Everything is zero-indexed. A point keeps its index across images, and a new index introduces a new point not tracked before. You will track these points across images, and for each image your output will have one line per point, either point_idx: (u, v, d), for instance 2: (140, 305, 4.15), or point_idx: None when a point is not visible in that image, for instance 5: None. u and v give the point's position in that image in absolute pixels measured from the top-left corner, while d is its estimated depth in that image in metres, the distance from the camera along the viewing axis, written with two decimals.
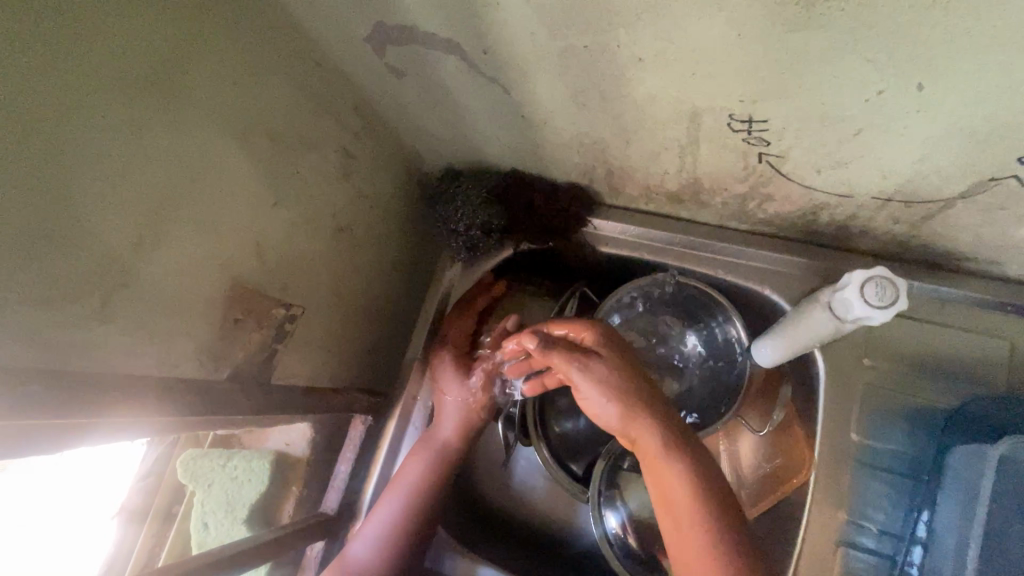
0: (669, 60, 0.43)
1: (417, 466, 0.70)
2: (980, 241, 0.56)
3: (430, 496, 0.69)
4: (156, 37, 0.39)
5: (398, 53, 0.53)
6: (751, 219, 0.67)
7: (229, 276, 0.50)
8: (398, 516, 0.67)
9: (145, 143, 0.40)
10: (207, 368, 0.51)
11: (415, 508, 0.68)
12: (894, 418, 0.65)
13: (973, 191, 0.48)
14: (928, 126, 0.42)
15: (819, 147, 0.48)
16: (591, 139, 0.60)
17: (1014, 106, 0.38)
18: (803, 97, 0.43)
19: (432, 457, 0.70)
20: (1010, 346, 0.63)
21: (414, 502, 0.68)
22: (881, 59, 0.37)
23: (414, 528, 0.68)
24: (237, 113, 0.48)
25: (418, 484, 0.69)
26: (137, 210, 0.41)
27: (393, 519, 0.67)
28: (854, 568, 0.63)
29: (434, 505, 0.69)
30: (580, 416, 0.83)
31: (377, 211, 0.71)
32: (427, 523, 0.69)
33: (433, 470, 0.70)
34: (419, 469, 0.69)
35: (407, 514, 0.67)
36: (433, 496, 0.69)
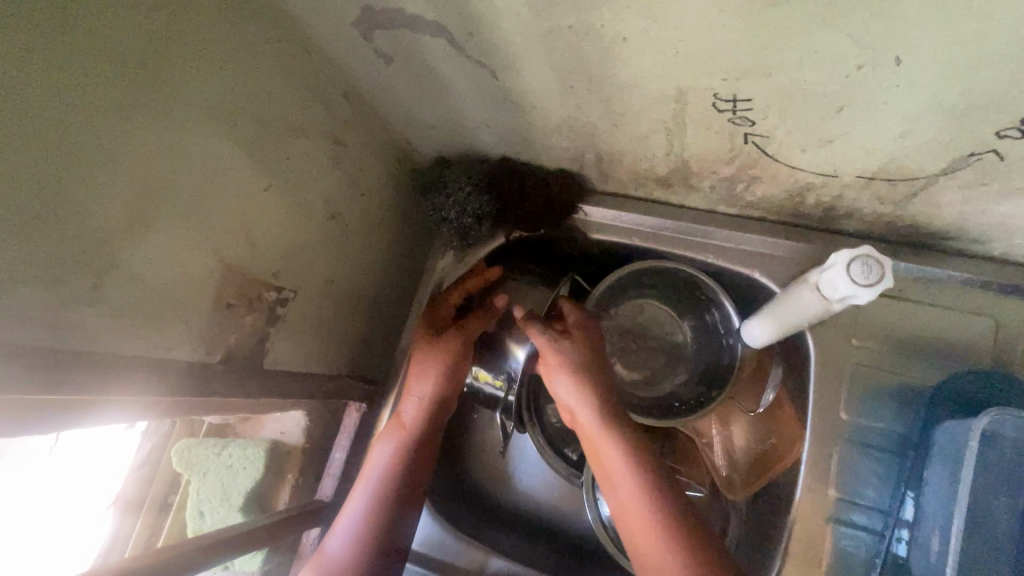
0: (652, 39, 0.44)
1: (388, 447, 0.69)
2: (963, 219, 0.57)
3: (404, 475, 0.67)
4: (145, 20, 0.39)
5: (386, 38, 0.54)
6: (739, 202, 0.67)
7: (221, 260, 0.51)
8: (373, 498, 0.65)
9: (135, 128, 0.40)
10: (201, 352, 0.51)
11: (387, 490, 0.66)
12: (882, 397, 0.65)
13: (954, 167, 0.49)
14: (908, 101, 0.43)
15: (802, 125, 0.49)
16: (579, 123, 0.60)
17: (989, 79, 0.39)
18: (785, 74, 0.43)
19: (403, 438, 0.69)
20: (994, 324, 0.64)
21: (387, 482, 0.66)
22: (859, 33, 0.38)
23: (394, 510, 0.66)
24: (226, 98, 0.48)
25: (388, 466, 0.67)
26: (127, 193, 0.41)
27: (371, 502, 0.65)
28: (843, 544, 0.64)
29: (409, 488, 0.67)
30: None
31: (368, 200, 0.72)
32: (407, 504, 0.67)
33: (405, 449, 0.68)
34: (388, 451, 0.68)
35: (380, 498, 0.65)
36: (407, 474, 0.68)
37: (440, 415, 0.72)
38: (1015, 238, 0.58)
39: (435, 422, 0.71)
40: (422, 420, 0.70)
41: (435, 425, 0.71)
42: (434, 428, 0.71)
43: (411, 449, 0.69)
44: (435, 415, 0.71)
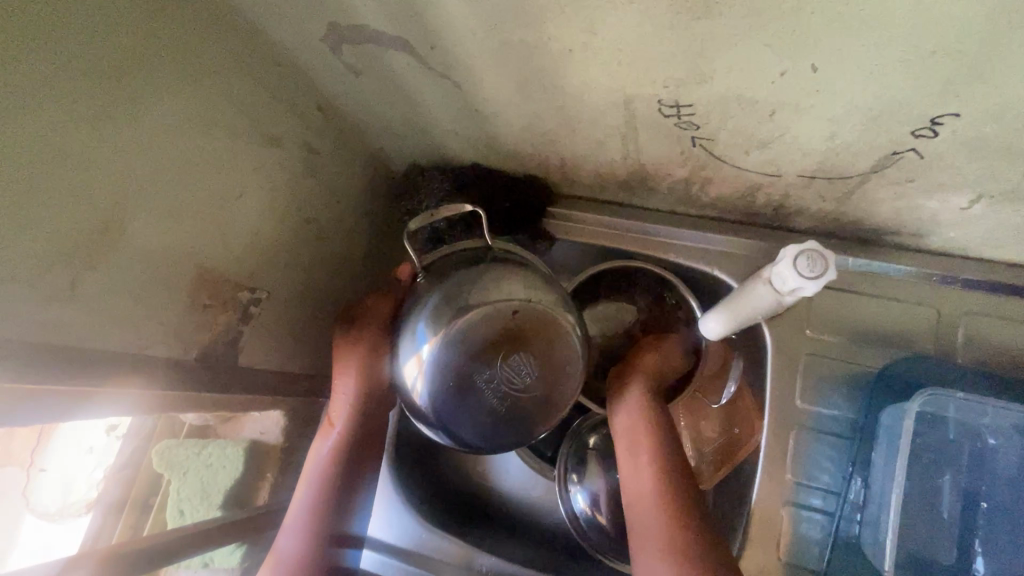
0: (595, 50, 0.47)
1: (324, 447, 0.67)
2: (899, 214, 0.61)
3: (342, 468, 0.67)
4: (120, 37, 0.43)
5: (353, 51, 0.57)
6: (696, 202, 0.71)
7: (196, 263, 0.53)
8: (317, 496, 0.65)
9: (110, 139, 0.43)
10: (177, 351, 0.53)
11: (328, 488, 0.65)
12: (835, 386, 0.69)
13: (881, 165, 0.53)
14: (829, 105, 0.46)
15: (740, 129, 0.53)
16: (540, 130, 0.64)
17: (895, 84, 0.43)
18: (717, 81, 0.47)
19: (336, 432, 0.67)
20: (937, 314, 0.67)
21: (327, 479, 0.66)
22: (774, 44, 0.42)
23: (335, 509, 0.65)
24: (200, 109, 0.51)
25: (327, 463, 0.66)
26: (102, 199, 0.43)
27: (312, 502, 0.64)
28: (802, 527, 0.67)
29: (348, 483, 0.67)
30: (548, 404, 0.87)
31: (344, 205, 0.75)
32: (349, 497, 0.67)
33: (342, 446, 0.67)
34: (325, 450, 0.67)
35: (320, 494, 0.65)
36: (348, 468, 0.67)
37: (375, 401, 0.68)
38: (949, 231, 0.62)
39: (369, 411, 0.68)
40: (356, 412, 0.67)
41: (371, 412, 0.68)
42: (372, 419, 0.69)
43: (349, 442, 0.68)
44: (366, 403, 0.67)
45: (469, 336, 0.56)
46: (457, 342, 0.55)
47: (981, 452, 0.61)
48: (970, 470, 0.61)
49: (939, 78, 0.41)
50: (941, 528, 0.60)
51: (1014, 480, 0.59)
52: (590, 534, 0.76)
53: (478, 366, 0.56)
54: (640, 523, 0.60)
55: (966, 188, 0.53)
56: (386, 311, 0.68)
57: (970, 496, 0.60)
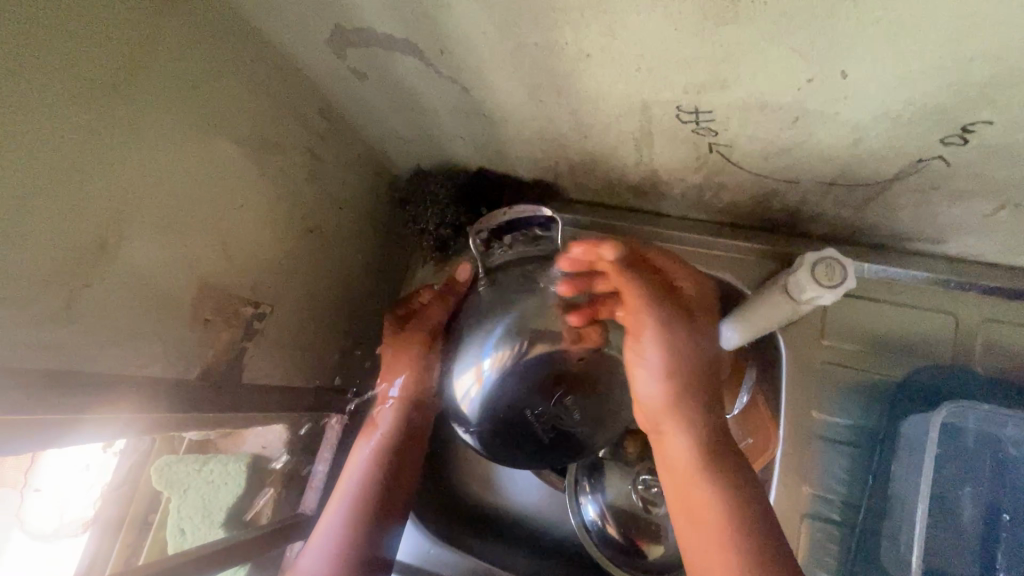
0: (613, 54, 0.45)
1: (364, 453, 0.69)
2: (919, 220, 0.59)
3: (382, 477, 0.68)
4: (114, 43, 0.40)
5: (358, 55, 0.55)
6: (709, 208, 0.69)
7: (197, 276, 0.51)
8: (353, 506, 0.66)
9: (106, 151, 0.41)
10: (177, 369, 0.51)
11: (365, 499, 0.66)
12: (852, 395, 0.68)
13: (905, 172, 0.51)
14: (857, 111, 0.45)
15: (761, 135, 0.51)
16: (551, 135, 0.62)
17: (928, 91, 0.41)
18: (741, 87, 0.45)
19: (381, 436, 0.70)
20: (954, 320, 0.66)
21: (366, 487, 0.67)
22: (803, 49, 0.40)
23: (378, 518, 0.67)
24: (200, 118, 0.48)
25: (367, 470, 0.68)
26: (98, 215, 0.41)
27: (352, 509, 0.66)
28: (821, 540, 0.65)
29: (392, 489, 0.69)
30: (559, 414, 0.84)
31: (347, 213, 0.73)
32: (386, 509, 0.68)
33: (387, 446, 0.70)
34: (365, 454, 0.69)
35: (363, 502, 0.66)
36: (387, 476, 0.69)
37: (417, 409, 0.72)
38: (969, 238, 0.60)
39: (411, 413, 0.72)
40: (399, 419, 0.71)
41: (411, 420, 0.72)
42: (416, 428, 0.72)
43: (391, 449, 0.70)
44: (411, 409, 0.72)
45: (536, 369, 0.59)
46: (522, 376, 0.59)
47: (1002, 462, 0.59)
48: (991, 481, 0.59)
49: (974, 84, 0.39)
50: (963, 540, 0.59)
51: None
52: (602, 546, 0.74)
53: (536, 389, 0.60)
54: (682, 498, 0.55)
55: (991, 196, 0.52)
56: (439, 314, 0.70)
57: (992, 508, 0.59)
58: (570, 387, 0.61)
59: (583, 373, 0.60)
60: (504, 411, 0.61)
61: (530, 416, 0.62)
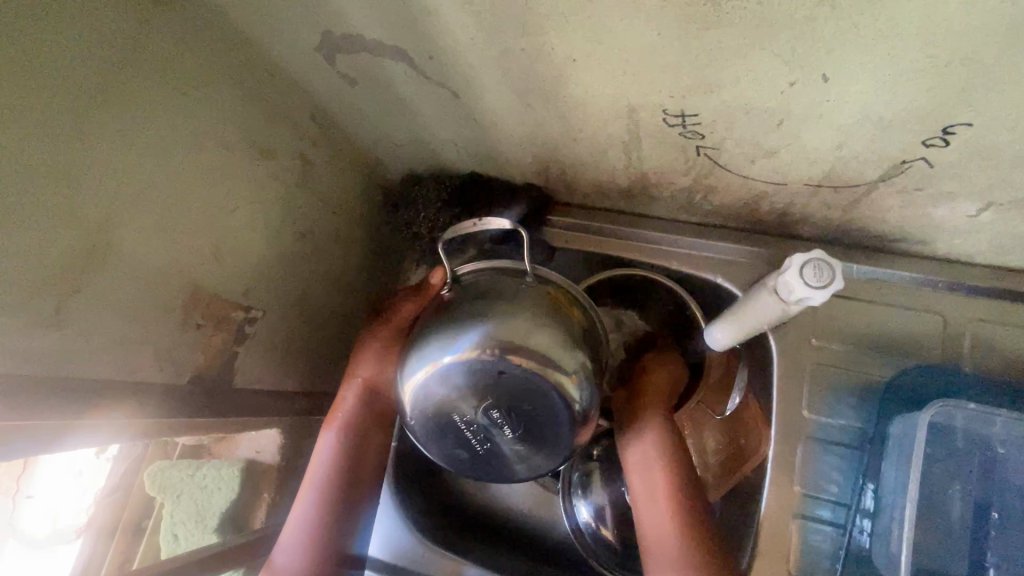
0: (598, 59, 0.46)
1: (330, 443, 0.66)
2: (906, 222, 0.60)
3: (345, 466, 0.65)
4: (102, 50, 0.41)
5: (348, 61, 0.55)
6: (699, 211, 0.70)
7: (188, 281, 0.51)
8: (320, 494, 0.64)
9: (95, 158, 0.41)
10: (169, 374, 0.51)
11: (331, 488, 0.64)
12: (842, 395, 0.68)
13: (889, 174, 0.52)
14: (839, 115, 0.46)
15: (747, 138, 0.52)
16: (541, 140, 0.62)
17: (908, 94, 0.42)
18: (725, 91, 0.46)
19: (341, 424, 0.66)
20: (943, 320, 0.67)
21: (333, 476, 0.64)
22: (783, 53, 0.40)
23: (348, 510, 0.64)
24: (190, 125, 0.49)
25: (333, 456, 0.65)
26: (87, 222, 0.42)
27: (321, 501, 0.63)
28: (811, 540, 0.66)
29: (360, 478, 0.66)
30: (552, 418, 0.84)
31: (340, 218, 0.73)
32: (353, 497, 0.65)
33: (350, 434, 0.66)
34: (331, 443, 0.66)
35: (332, 492, 0.64)
36: (351, 467, 0.65)
37: (375, 396, 0.68)
38: (955, 239, 0.61)
39: (376, 401, 0.68)
40: (357, 408, 0.67)
41: (370, 409, 0.68)
42: (371, 423, 0.68)
43: (352, 436, 0.66)
44: (369, 397, 0.68)
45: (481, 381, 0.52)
46: (467, 383, 0.52)
47: (991, 461, 0.60)
48: (981, 480, 0.60)
49: (953, 87, 0.40)
50: (953, 539, 0.59)
51: None
52: (594, 547, 0.75)
53: (492, 396, 0.53)
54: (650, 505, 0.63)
55: (975, 197, 0.53)
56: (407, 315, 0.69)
57: (982, 507, 0.59)
58: (507, 409, 0.53)
59: (527, 395, 0.53)
60: (436, 414, 0.55)
61: (460, 423, 0.55)
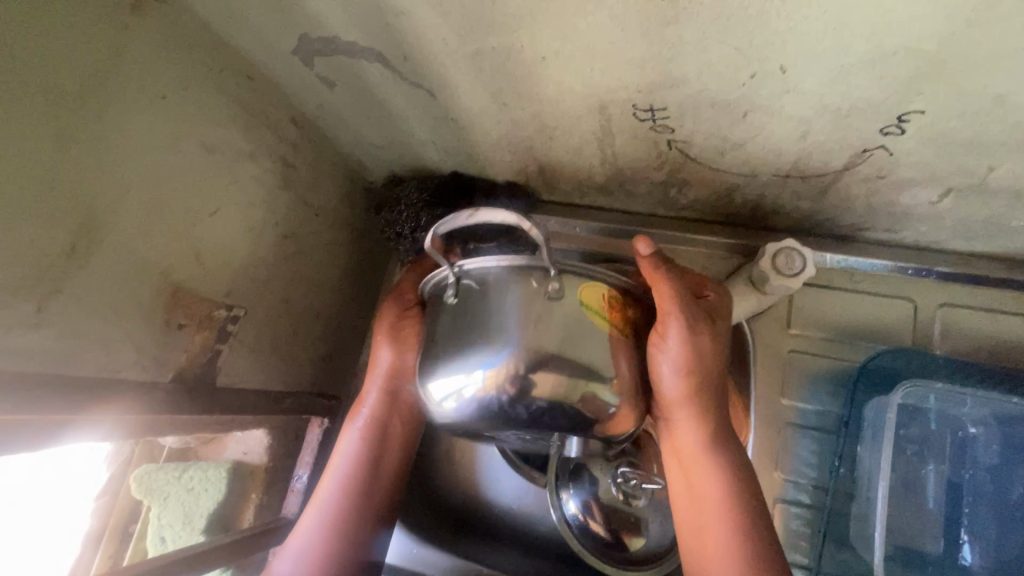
0: (567, 56, 0.48)
1: (348, 444, 0.68)
2: (873, 210, 0.62)
3: (369, 458, 0.68)
4: (79, 55, 0.42)
5: (326, 63, 0.57)
6: (675, 205, 0.72)
7: (170, 281, 0.52)
8: (343, 486, 0.66)
9: (75, 160, 0.42)
10: (152, 373, 0.52)
11: (354, 480, 0.66)
12: (819, 382, 0.70)
13: (852, 162, 0.54)
14: (798, 106, 0.47)
15: (715, 131, 0.53)
16: (518, 138, 0.64)
17: (862, 83, 0.43)
18: (689, 85, 0.47)
19: (365, 420, 0.69)
20: (914, 306, 0.69)
21: (356, 466, 0.67)
22: (741, 46, 0.42)
23: (360, 516, 0.66)
24: (170, 129, 0.50)
25: (357, 446, 0.68)
26: (68, 221, 0.42)
27: (336, 503, 0.65)
28: (794, 526, 0.67)
29: (374, 483, 0.68)
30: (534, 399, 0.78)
31: (323, 220, 0.74)
32: (375, 487, 0.68)
33: (367, 437, 0.68)
34: (352, 443, 0.68)
35: (345, 497, 0.66)
36: (373, 459, 0.68)
37: (399, 390, 0.71)
38: (921, 226, 0.63)
39: (396, 401, 0.70)
40: (381, 402, 0.69)
41: (393, 404, 0.70)
42: (389, 419, 0.70)
43: (377, 429, 0.69)
44: (393, 393, 0.70)
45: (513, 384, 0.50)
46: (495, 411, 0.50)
47: (963, 441, 0.62)
48: (953, 460, 0.62)
49: (903, 76, 0.42)
50: (928, 517, 0.61)
51: (995, 467, 0.61)
52: (584, 539, 0.76)
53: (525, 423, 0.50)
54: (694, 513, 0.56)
55: (934, 183, 0.54)
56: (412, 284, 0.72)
57: (954, 486, 0.61)
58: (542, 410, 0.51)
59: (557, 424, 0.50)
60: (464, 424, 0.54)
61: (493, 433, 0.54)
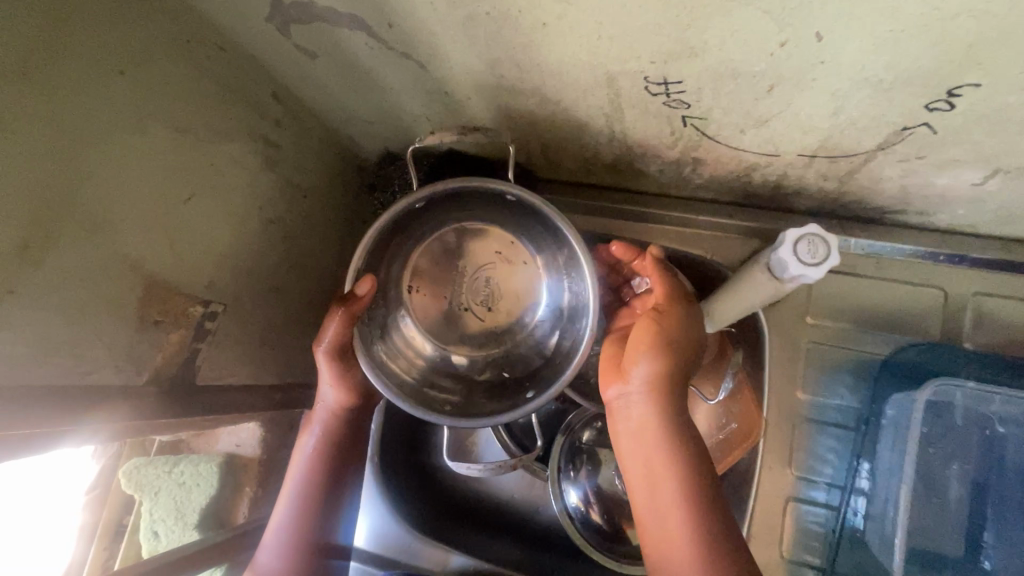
0: (571, 23, 0.42)
1: (302, 456, 0.66)
2: (905, 193, 0.57)
3: (327, 473, 0.66)
4: (18, 25, 0.37)
5: (304, 32, 0.51)
6: (689, 185, 0.66)
7: (142, 276, 0.48)
8: (298, 495, 0.65)
9: (23, 147, 0.38)
10: (127, 374, 0.49)
11: (310, 495, 0.65)
12: (838, 374, 0.66)
13: (889, 141, 0.48)
14: (834, 78, 0.42)
15: (737, 106, 0.48)
16: (519, 113, 0.59)
17: (909, 51, 0.38)
18: (709, 54, 0.42)
19: (319, 436, 0.67)
20: (943, 294, 0.64)
21: (313, 485, 0.65)
22: (771, 10, 0.36)
23: (322, 517, 0.66)
24: (134, 107, 0.45)
25: (309, 467, 0.66)
26: (18, 217, 0.38)
27: (297, 507, 0.64)
28: (806, 522, 0.65)
29: (331, 490, 0.67)
30: (445, 334, 0.71)
31: (312, 202, 0.70)
32: (334, 504, 0.67)
33: (322, 448, 0.66)
34: (307, 451, 0.66)
35: (305, 504, 0.65)
36: (330, 472, 0.67)
37: (353, 412, 0.68)
38: (959, 209, 0.58)
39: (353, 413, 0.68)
40: (335, 423, 0.67)
41: (350, 424, 0.68)
42: (346, 431, 0.68)
43: (330, 451, 0.67)
44: (349, 414, 0.68)
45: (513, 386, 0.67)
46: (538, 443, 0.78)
47: (990, 439, 0.58)
48: (980, 458, 0.58)
49: (960, 43, 0.36)
50: (951, 520, 0.58)
51: None
52: (585, 532, 0.73)
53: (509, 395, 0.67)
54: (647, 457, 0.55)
55: (979, 164, 0.49)
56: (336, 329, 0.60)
57: (979, 487, 0.58)
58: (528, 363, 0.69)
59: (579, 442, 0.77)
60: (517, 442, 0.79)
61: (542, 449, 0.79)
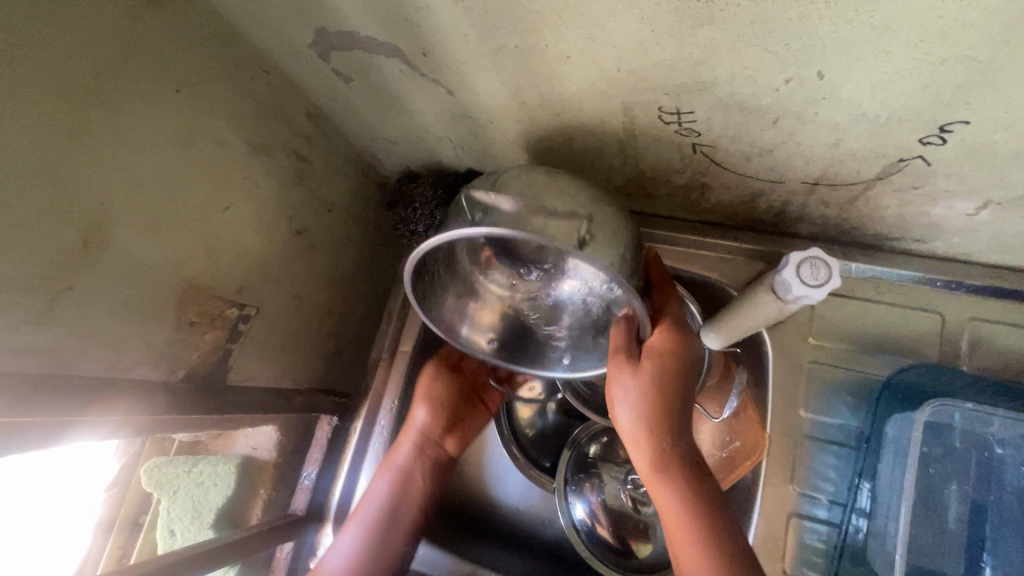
0: (593, 56, 0.46)
1: (383, 480, 0.71)
2: (903, 221, 0.60)
3: (401, 495, 0.70)
4: (91, 45, 0.41)
5: (341, 58, 0.55)
6: (698, 208, 0.69)
7: (182, 279, 0.51)
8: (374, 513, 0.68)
9: (86, 153, 0.42)
10: (162, 371, 0.52)
11: (383, 517, 0.68)
12: (839, 394, 0.68)
13: (887, 172, 0.51)
14: (834, 114, 0.45)
15: (742, 135, 0.51)
16: (538, 138, 0.62)
17: (902, 91, 0.41)
18: (719, 88, 0.45)
19: (404, 460, 0.72)
20: (942, 319, 0.66)
21: (383, 513, 0.68)
22: (776, 50, 0.40)
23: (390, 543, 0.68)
24: (182, 120, 0.49)
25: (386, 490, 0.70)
26: (75, 218, 0.42)
27: (368, 525, 0.68)
28: (805, 539, 0.65)
29: (406, 517, 0.70)
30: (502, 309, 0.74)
31: (337, 215, 0.73)
32: (404, 531, 0.69)
33: (406, 470, 0.71)
34: (388, 479, 0.71)
35: (377, 522, 0.68)
36: (405, 498, 0.70)
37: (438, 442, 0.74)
38: (955, 237, 0.60)
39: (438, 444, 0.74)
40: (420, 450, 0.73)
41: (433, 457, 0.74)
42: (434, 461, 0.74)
43: (413, 476, 0.72)
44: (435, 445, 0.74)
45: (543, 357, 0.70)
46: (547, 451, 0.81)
47: (989, 461, 0.60)
48: (979, 479, 0.60)
49: (949, 85, 0.40)
50: (951, 538, 0.59)
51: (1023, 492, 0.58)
52: (591, 545, 0.74)
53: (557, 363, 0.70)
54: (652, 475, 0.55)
55: (972, 195, 0.52)
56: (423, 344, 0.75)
57: (978, 507, 0.59)
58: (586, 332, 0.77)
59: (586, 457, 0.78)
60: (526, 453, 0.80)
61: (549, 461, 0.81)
